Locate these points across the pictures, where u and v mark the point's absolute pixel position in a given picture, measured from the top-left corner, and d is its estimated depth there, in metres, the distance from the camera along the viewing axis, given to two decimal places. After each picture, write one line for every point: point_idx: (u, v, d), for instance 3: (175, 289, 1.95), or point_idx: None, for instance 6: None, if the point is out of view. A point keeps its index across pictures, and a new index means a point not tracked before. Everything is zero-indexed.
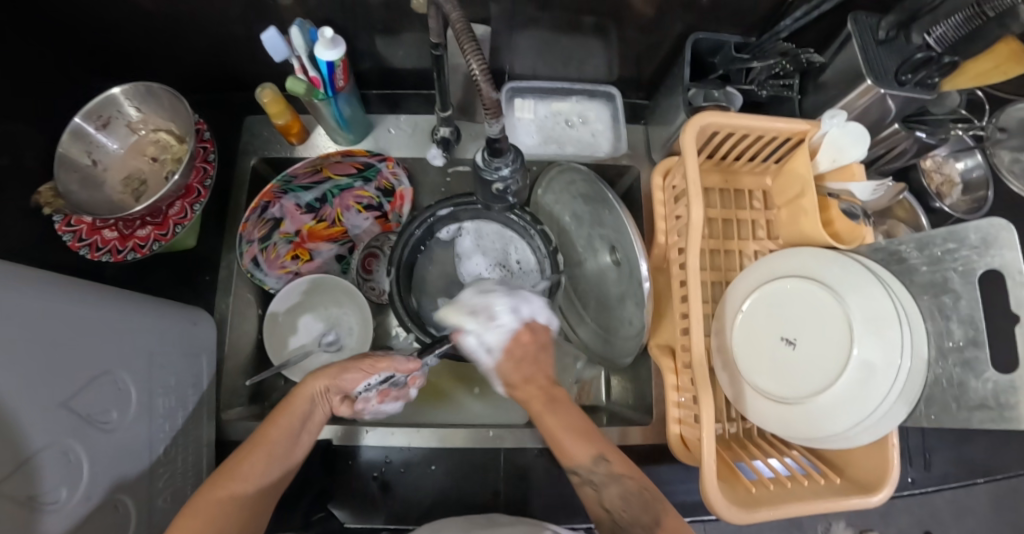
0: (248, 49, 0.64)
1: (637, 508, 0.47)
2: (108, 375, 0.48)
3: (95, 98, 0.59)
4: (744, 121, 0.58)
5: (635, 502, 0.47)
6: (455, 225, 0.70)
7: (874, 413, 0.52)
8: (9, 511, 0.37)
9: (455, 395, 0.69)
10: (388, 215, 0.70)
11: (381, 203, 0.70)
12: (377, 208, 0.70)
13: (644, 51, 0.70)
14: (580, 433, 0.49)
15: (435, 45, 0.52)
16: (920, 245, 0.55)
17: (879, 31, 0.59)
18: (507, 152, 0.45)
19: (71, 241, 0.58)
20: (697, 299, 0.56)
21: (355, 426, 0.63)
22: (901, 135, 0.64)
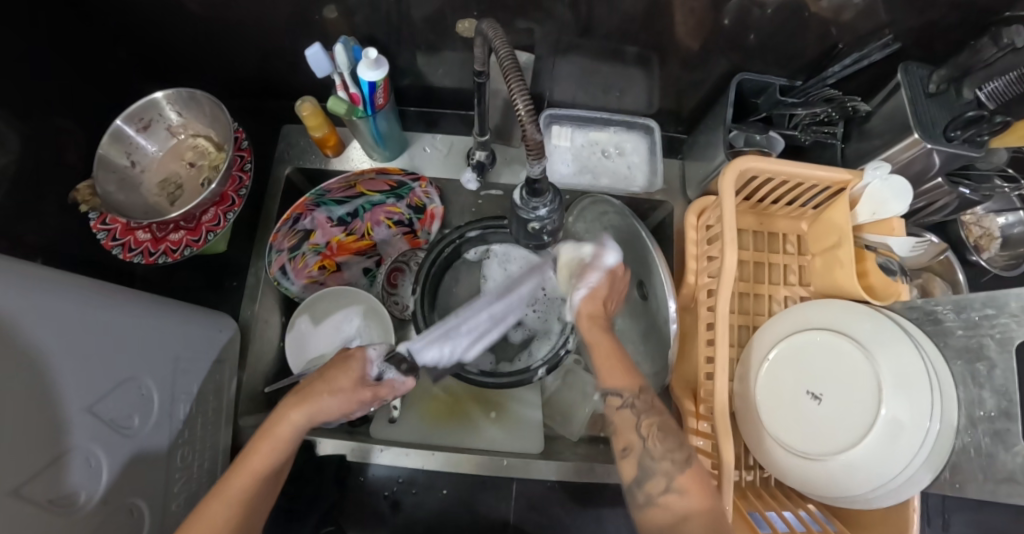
0: (293, 61, 0.65)
1: (672, 443, 0.46)
2: (133, 380, 0.48)
3: (138, 101, 0.60)
4: (786, 169, 0.57)
5: (671, 435, 0.47)
6: (484, 248, 0.72)
7: (898, 478, 0.51)
8: (33, 515, 0.36)
9: (472, 419, 0.67)
10: (416, 231, 0.72)
11: (411, 219, 0.71)
12: (405, 224, 0.71)
13: (684, 86, 0.69)
14: (626, 366, 0.50)
15: (479, 73, 0.52)
16: (957, 308, 0.54)
17: (930, 83, 0.58)
18: (546, 193, 0.43)
19: (105, 240, 0.59)
20: (724, 345, 0.55)
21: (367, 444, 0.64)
22: (944, 190, 0.62)
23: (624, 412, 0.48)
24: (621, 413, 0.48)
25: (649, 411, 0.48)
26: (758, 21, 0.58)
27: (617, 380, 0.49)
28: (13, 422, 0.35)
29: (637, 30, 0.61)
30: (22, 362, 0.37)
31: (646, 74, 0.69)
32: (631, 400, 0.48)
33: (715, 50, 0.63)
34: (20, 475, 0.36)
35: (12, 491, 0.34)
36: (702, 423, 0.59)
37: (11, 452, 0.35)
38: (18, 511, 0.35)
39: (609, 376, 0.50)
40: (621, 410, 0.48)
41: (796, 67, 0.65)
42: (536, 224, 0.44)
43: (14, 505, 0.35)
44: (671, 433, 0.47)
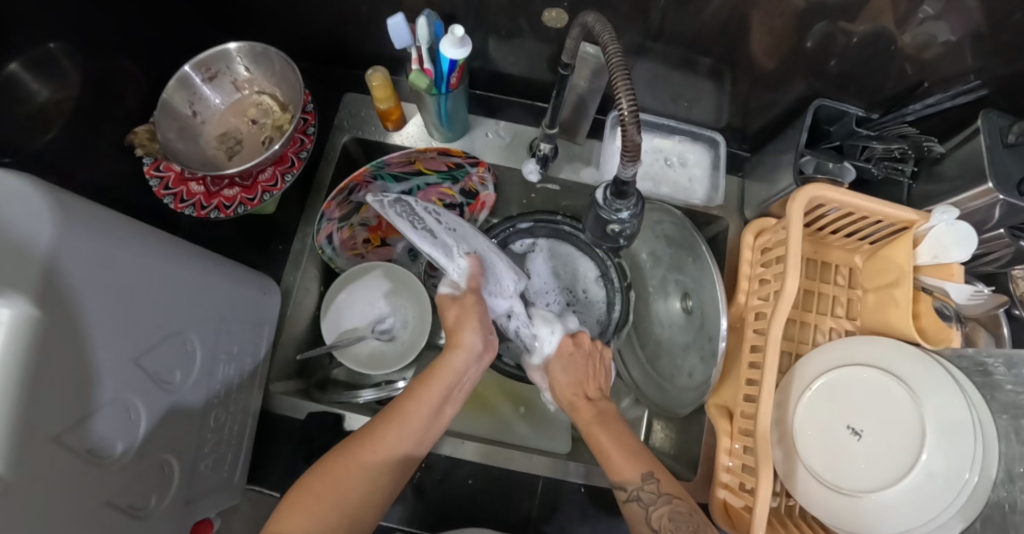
0: (366, 30, 0.64)
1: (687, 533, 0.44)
2: (179, 335, 0.47)
3: (209, 51, 0.59)
4: (857, 200, 0.57)
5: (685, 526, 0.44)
6: (530, 241, 0.71)
7: (929, 524, 0.51)
8: (67, 463, 0.36)
9: (498, 415, 0.69)
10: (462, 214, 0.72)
11: (461, 204, 0.72)
12: (455, 207, 0.72)
13: (756, 104, 0.68)
14: (636, 452, 0.49)
15: (565, 65, 0.50)
16: (1010, 363, 0.53)
17: (1010, 133, 0.55)
18: (631, 195, 0.42)
19: (157, 188, 0.58)
20: (774, 369, 0.54)
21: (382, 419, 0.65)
22: (1004, 241, 0.61)
23: (632, 506, 0.47)
24: (629, 507, 0.47)
25: (659, 500, 0.45)
26: (842, 48, 0.58)
27: (631, 471, 0.47)
28: (65, 367, 0.34)
29: (717, 43, 0.61)
30: (85, 305, 0.36)
31: (717, 87, 0.68)
32: (636, 494, 0.46)
33: (793, 72, 0.62)
34: (64, 419, 0.35)
35: (53, 436, 0.34)
36: (737, 444, 0.59)
37: (58, 398, 0.34)
38: (56, 456, 0.34)
39: (619, 462, 0.48)
40: (630, 504, 0.47)
41: (874, 100, 0.64)
42: (616, 226, 0.44)
43: (54, 451, 0.34)
44: (685, 523, 0.44)
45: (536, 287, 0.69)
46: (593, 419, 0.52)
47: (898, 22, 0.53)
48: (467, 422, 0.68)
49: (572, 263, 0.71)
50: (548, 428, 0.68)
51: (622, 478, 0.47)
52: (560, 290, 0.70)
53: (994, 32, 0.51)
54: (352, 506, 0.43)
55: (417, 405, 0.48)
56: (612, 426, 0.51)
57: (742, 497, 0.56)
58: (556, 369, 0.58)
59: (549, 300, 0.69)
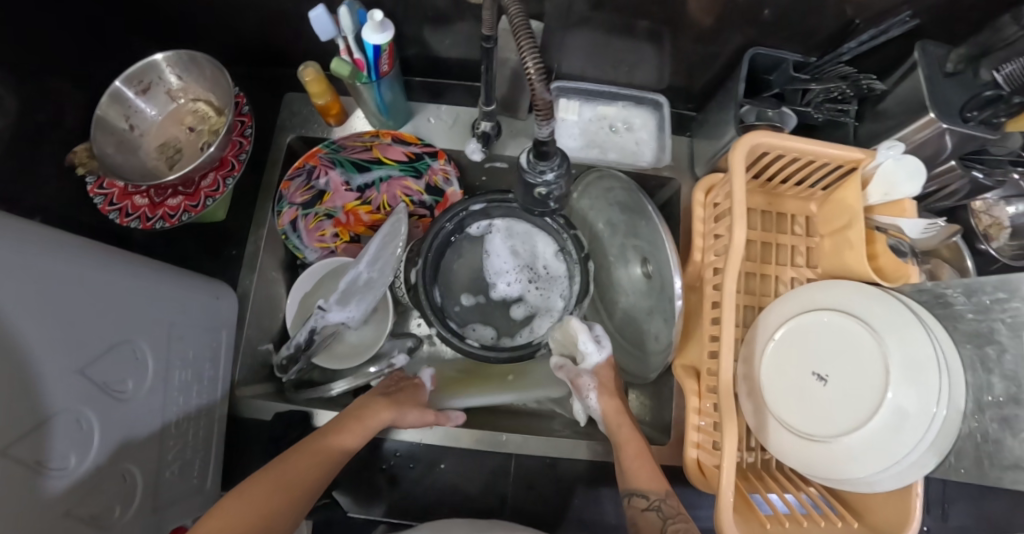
0: (297, 27, 0.64)
1: None
2: (127, 343, 0.47)
3: (137, 64, 0.59)
4: (799, 145, 0.56)
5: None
6: (486, 222, 0.70)
7: (901, 462, 0.50)
8: (16, 476, 0.35)
9: (485, 386, 0.70)
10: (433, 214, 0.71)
11: (428, 202, 0.70)
12: (422, 206, 0.70)
13: (697, 61, 0.68)
14: (656, 471, 0.52)
15: (487, 38, 0.50)
16: (969, 291, 0.52)
17: (947, 62, 0.56)
18: (554, 156, 0.42)
19: (102, 204, 0.58)
20: (730, 323, 0.54)
21: None
22: (956, 173, 0.61)
23: (649, 516, 0.49)
24: (646, 517, 0.49)
25: (677, 517, 0.48)
26: None
27: (648, 483, 0.51)
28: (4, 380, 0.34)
29: (650, 4, 0.60)
30: (12, 316, 0.36)
31: (657, 50, 0.67)
32: (658, 505, 0.50)
33: (730, 26, 0.62)
34: (10, 432, 0.35)
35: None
36: (705, 401, 0.58)
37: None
38: (4, 470, 0.34)
39: (641, 478, 0.52)
40: (649, 513, 0.49)
41: (812, 43, 0.64)
42: (542, 189, 0.43)
43: (2, 464, 0.34)
44: None
45: (494, 268, 0.72)
46: (627, 429, 0.57)
47: None
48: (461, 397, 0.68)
49: (532, 241, 0.71)
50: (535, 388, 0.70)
51: (637, 486, 0.51)
52: (519, 267, 0.72)
53: None
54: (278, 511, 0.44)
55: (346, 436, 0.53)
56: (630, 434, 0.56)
57: (714, 455, 0.55)
58: (600, 370, 0.61)
59: (508, 275, 0.72)
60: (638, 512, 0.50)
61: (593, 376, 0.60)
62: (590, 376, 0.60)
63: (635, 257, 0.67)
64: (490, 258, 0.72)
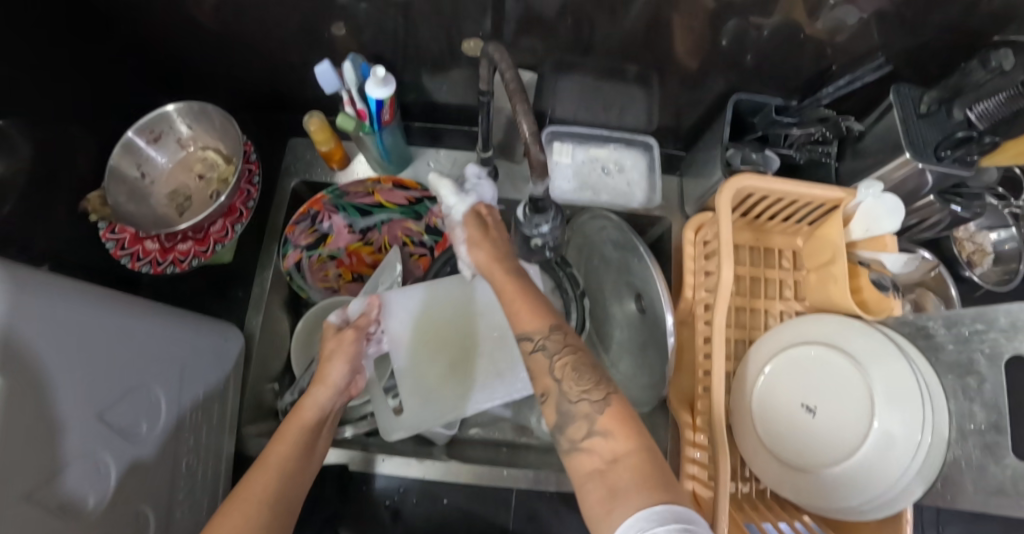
0: (303, 72, 0.68)
1: (587, 381, 0.42)
2: (143, 388, 0.49)
3: (151, 114, 0.62)
4: (782, 187, 0.59)
5: (588, 374, 0.42)
6: None
7: (889, 491, 0.52)
8: (41, 518, 0.37)
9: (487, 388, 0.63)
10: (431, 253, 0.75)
11: (427, 242, 0.74)
12: (421, 246, 0.74)
13: (683, 105, 0.72)
14: (542, 309, 0.46)
15: (484, 92, 0.53)
16: (948, 323, 0.55)
17: (921, 103, 0.59)
18: (549, 210, 0.44)
19: (114, 249, 0.60)
20: (720, 358, 0.56)
21: (372, 454, 0.65)
22: (935, 207, 0.64)
23: (536, 355, 0.44)
24: (533, 358, 0.44)
25: (561, 350, 0.44)
26: (756, 42, 0.60)
27: (533, 324, 0.45)
28: (32, 425, 0.36)
29: (638, 50, 0.63)
30: (44, 358, 0.38)
31: (645, 93, 0.70)
32: (543, 344, 0.44)
33: (713, 71, 0.65)
34: (34, 477, 0.36)
35: (24, 495, 0.35)
36: (699, 434, 0.60)
37: (27, 458, 0.35)
38: (29, 514, 0.36)
39: (522, 318, 0.46)
40: (535, 353, 0.44)
41: (791, 88, 0.68)
42: (539, 240, 0.46)
43: (28, 509, 0.36)
44: (587, 372, 0.42)
45: None
46: (502, 274, 0.50)
47: (805, 12, 0.55)
48: (457, 390, 0.62)
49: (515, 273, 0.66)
50: (515, 349, 0.63)
51: (526, 330, 0.45)
52: None
53: (893, 9, 0.54)
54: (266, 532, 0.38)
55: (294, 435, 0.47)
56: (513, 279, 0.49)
57: (710, 487, 0.57)
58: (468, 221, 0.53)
59: None
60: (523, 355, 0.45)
61: (463, 228, 0.53)
62: (461, 229, 0.53)
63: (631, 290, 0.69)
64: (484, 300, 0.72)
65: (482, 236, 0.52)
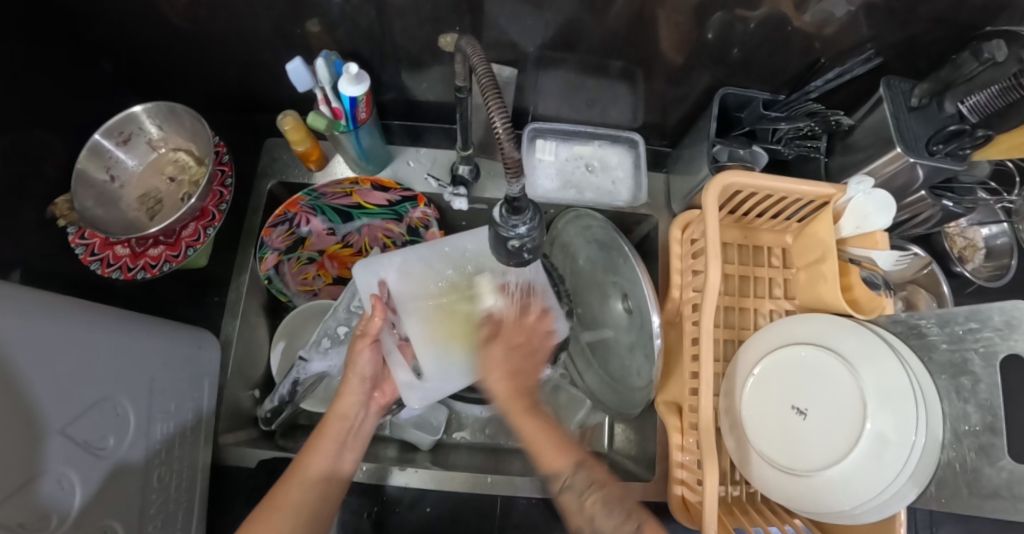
0: (277, 72, 0.66)
1: (617, 517, 0.50)
2: (108, 401, 0.47)
3: (117, 115, 0.61)
4: (770, 184, 0.58)
5: (616, 509, 0.50)
6: None
7: (882, 493, 0.50)
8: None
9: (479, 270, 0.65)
10: None
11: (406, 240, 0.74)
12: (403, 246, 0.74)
13: (669, 101, 0.70)
14: (556, 442, 0.55)
15: (460, 89, 0.51)
16: (941, 322, 0.53)
17: (912, 97, 0.57)
18: (526, 210, 0.42)
19: (83, 255, 0.59)
20: (709, 359, 0.55)
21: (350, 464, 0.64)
22: (927, 202, 0.62)
23: (567, 496, 0.53)
24: (564, 497, 0.53)
25: (589, 488, 0.52)
26: (742, 34, 0.58)
27: (553, 466, 0.54)
28: None
29: (622, 44, 0.61)
30: None
31: (630, 89, 0.69)
32: (570, 484, 0.53)
33: (698, 65, 0.63)
34: None
35: None
36: (688, 438, 0.59)
37: None
38: None
39: (545, 455, 0.55)
40: (565, 493, 0.53)
41: (778, 82, 0.66)
42: (516, 243, 0.43)
43: None
44: (616, 507, 0.51)
45: None
46: (522, 409, 0.57)
47: (792, 4, 0.53)
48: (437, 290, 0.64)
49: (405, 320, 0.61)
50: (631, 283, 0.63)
51: (556, 469, 0.54)
52: None
53: (883, 0, 0.52)
54: (309, 508, 0.50)
55: (324, 447, 0.54)
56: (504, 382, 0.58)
57: (698, 491, 0.55)
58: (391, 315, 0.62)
59: None
60: (572, 498, 0.52)
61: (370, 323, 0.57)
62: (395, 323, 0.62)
63: (613, 289, 0.67)
64: None
65: (508, 356, 0.59)
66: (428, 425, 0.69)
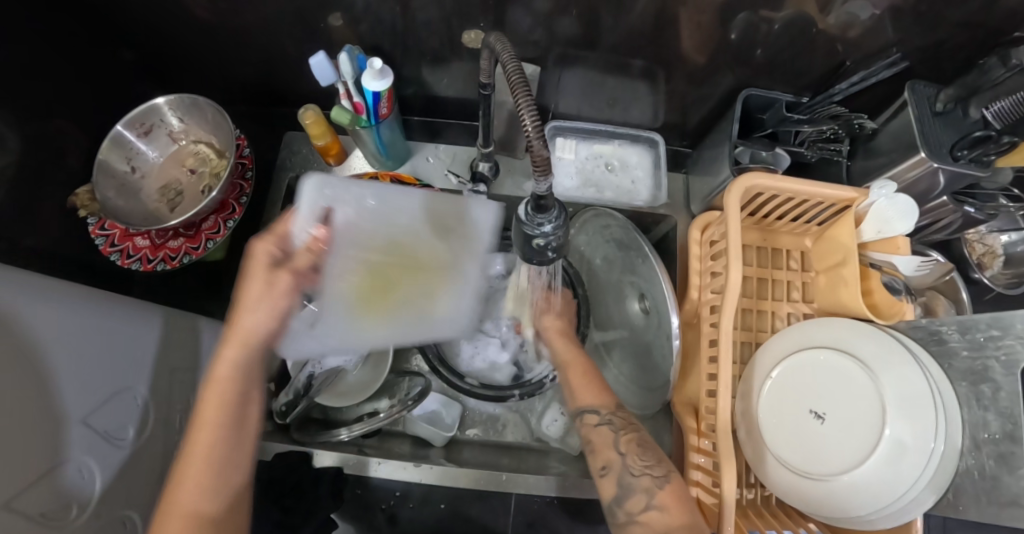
0: (298, 66, 0.66)
1: (651, 459, 0.48)
2: (128, 391, 0.48)
3: (139, 107, 0.61)
4: (793, 186, 0.57)
5: (650, 450, 0.49)
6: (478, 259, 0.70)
7: (900, 499, 0.50)
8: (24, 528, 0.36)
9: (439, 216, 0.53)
10: None
11: None
12: None
13: (689, 101, 0.70)
14: (598, 386, 0.54)
15: (484, 85, 0.51)
16: (962, 329, 0.53)
17: (936, 102, 0.57)
18: (552, 208, 0.42)
19: (104, 246, 0.60)
20: (727, 361, 0.55)
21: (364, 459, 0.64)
22: (949, 208, 0.61)
23: (602, 429, 0.51)
24: (598, 430, 0.51)
25: (625, 427, 0.51)
26: (766, 36, 0.58)
27: (591, 398, 0.53)
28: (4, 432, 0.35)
29: (645, 43, 0.61)
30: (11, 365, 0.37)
31: (651, 88, 0.68)
32: (609, 418, 0.51)
33: (721, 66, 0.63)
34: (11, 487, 0.35)
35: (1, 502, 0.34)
36: (705, 440, 0.58)
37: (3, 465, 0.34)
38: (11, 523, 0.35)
39: (583, 394, 0.54)
40: (600, 427, 0.51)
41: (802, 84, 0.66)
42: (540, 241, 0.43)
43: (7, 517, 0.34)
44: (650, 449, 0.49)
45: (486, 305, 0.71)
46: (568, 352, 0.58)
47: (817, 6, 0.53)
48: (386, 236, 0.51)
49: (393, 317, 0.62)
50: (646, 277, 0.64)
51: (589, 403, 0.53)
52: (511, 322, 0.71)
53: (912, 4, 0.52)
54: (210, 518, 0.41)
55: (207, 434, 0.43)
56: (571, 346, 0.58)
57: (714, 493, 0.55)
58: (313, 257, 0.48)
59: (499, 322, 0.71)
60: (590, 427, 0.51)
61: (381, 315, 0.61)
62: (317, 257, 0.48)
63: (630, 288, 0.67)
64: None
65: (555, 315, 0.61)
66: (442, 422, 0.69)
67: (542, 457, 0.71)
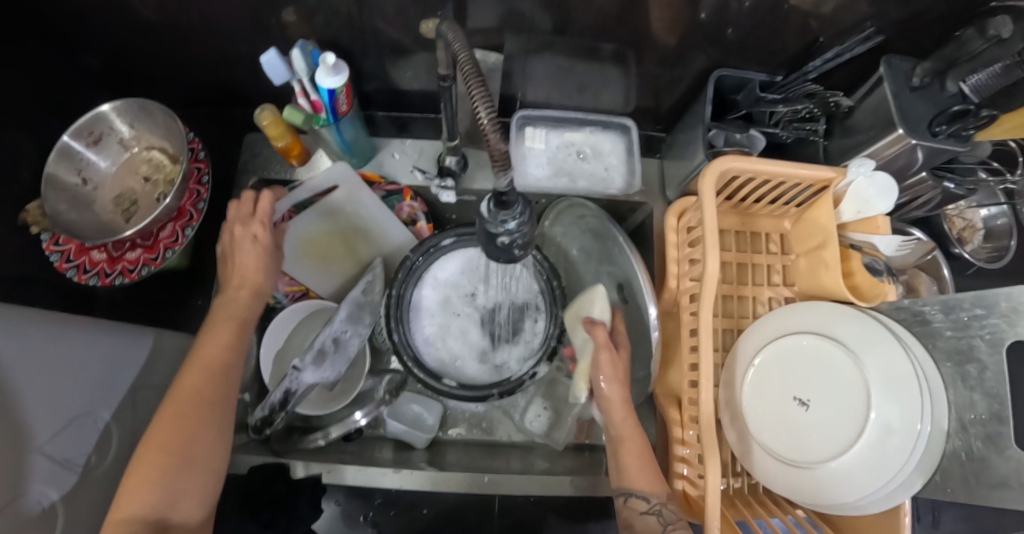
0: (253, 64, 0.64)
1: None
2: (89, 415, 0.53)
3: (84, 116, 0.59)
4: (768, 167, 0.56)
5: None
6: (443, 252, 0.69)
7: (887, 484, 0.49)
8: None
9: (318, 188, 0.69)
10: None
11: None
12: None
13: (662, 84, 0.68)
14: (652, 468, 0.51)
15: (444, 76, 0.49)
16: (946, 309, 0.51)
17: (913, 77, 0.55)
18: (515, 204, 0.40)
19: (59, 262, 0.58)
20: (708, 352, 0.53)
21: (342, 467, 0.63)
22: (928, 184, 0.60)
23: (649, 520, 0.48)
24: (646, 520, 0.48)
25: (676, 523, 0.47)
26: (736, 14, 0.56)
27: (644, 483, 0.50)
28: None
29: (612, 27, 0.58)
30: None
31: (622, 73, 0.66)
32: (658, 508, 0.48)
33: (692, 46, 0.61)
34: None
35: None
36: (688, 432, 0.57)
37: None
38: None
39: (635, 477, 0.51)
40: (647, 516, 0.48)
41: (775, 62, 0.64)
42: (505, 238, 0.41)
43: None
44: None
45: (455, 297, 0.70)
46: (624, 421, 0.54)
47: None
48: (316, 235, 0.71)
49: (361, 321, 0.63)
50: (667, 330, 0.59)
51: (639, 488, 0.50)
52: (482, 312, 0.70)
53: None
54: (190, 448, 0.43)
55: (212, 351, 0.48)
56: (629, 420, 0.54)
57: (699, 486, 0.54)
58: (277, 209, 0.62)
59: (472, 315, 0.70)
60: (636, 514, 0.48)
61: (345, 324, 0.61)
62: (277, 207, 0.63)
63: (607, 279, 0.66)
64: (429, 282, 0.70)
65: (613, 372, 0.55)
66: (423, 424, 0.69)
67: (526, 454, 0.70)
